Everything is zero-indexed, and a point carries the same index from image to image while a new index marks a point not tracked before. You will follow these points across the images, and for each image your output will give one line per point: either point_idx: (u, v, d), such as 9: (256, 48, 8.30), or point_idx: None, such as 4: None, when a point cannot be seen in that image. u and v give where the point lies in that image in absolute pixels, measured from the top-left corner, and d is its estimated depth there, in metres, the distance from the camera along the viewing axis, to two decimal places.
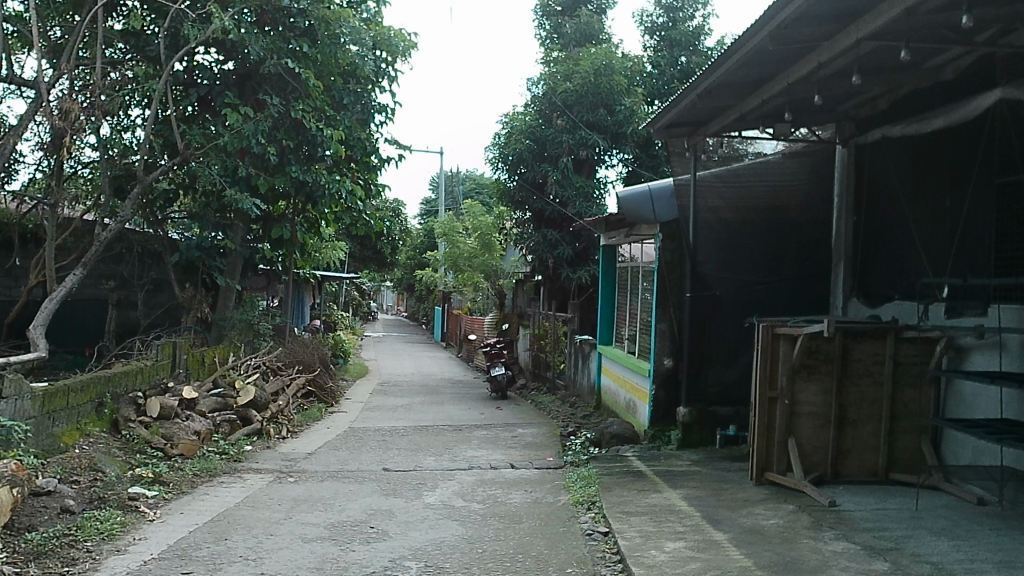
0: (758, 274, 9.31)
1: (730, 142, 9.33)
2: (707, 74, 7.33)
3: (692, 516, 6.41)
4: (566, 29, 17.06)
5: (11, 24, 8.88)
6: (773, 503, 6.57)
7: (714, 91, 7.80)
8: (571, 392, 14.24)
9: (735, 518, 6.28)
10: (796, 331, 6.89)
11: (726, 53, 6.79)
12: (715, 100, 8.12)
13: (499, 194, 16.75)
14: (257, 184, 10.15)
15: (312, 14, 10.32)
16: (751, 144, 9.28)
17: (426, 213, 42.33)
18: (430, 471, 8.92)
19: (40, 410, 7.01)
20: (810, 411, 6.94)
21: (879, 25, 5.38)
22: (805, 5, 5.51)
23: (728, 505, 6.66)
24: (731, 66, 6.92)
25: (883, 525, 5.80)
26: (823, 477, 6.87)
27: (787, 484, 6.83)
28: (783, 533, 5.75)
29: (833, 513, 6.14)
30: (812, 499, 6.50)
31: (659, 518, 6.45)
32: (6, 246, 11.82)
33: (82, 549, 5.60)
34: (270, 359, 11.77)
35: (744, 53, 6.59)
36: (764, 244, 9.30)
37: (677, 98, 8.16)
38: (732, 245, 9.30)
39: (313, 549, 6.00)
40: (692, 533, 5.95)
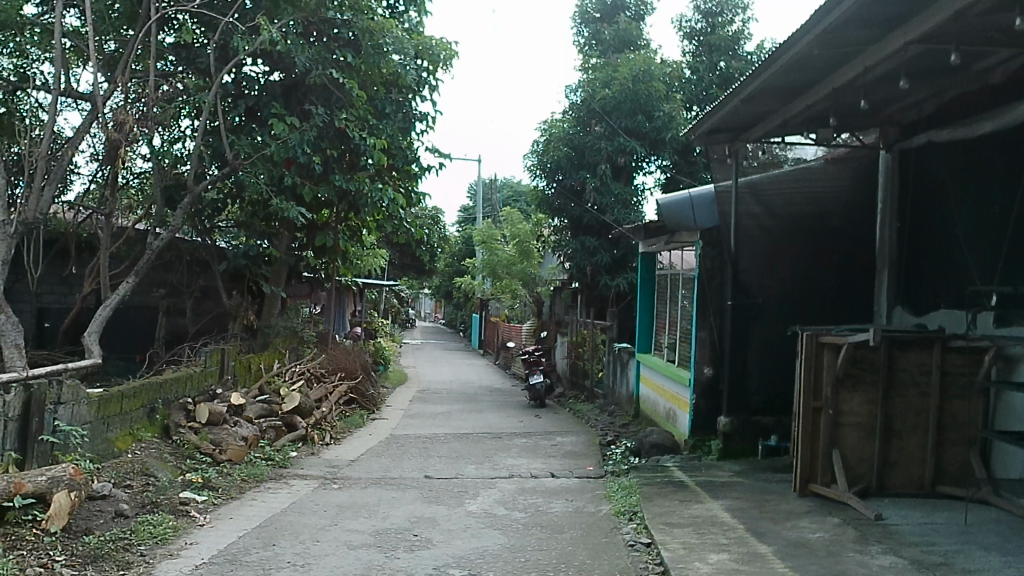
0: (801, 282, 9.15)
1: (770, 147, 9.11)
2: (747, 81, 7.27)
3: (735, 529, 6.31)
4: (605, 36, 16.97)
5: (68, 38, 9.11)
6: (816, 515, 6.43)
7: (756, 97, 7.72)
8: (610, 400, 14.12)
9: (779, 531, 6.16)
10: (840, 340, 6.77)
11: (769, 58, 6.70)
12: (758, 106, 8.04)
13: (537, 202, 16.75)
14: (302, 192, 10.31)
15: (356, 25, 10.48)
16: (790, 151, 9.08)
17: (464, 221, 42.59)
18: (472, 479, 8.90)
19: (96, 415, 7.14)
20: (855, 422, 6.79)
21: (929, 28, 5.26)
22: (852, 9, 5.42)
23: (772, 517, 6.54)
24: (774, 71, 6.83)
25: (931, 539, 5.65)
26: (868, 489, 6.75)
27: (831, 496, 6.71)
28: (829, 547, 5.63)
29: (879, 527, 5.99)
30: (857, 512, 6.36)
31: (703, 529, 6.36)
32: (63, 256, 12.16)
33: (137, 553, 5.68)
34: (314, 366, 11.83)
35: (789, 58, 6.50)
36: (806, 252, 9.14)
37: (719, 105, 8.09)
38: (774, 253, 9.15)
39: (358, 556, 6.03)
40: (736, 546, 5.86)
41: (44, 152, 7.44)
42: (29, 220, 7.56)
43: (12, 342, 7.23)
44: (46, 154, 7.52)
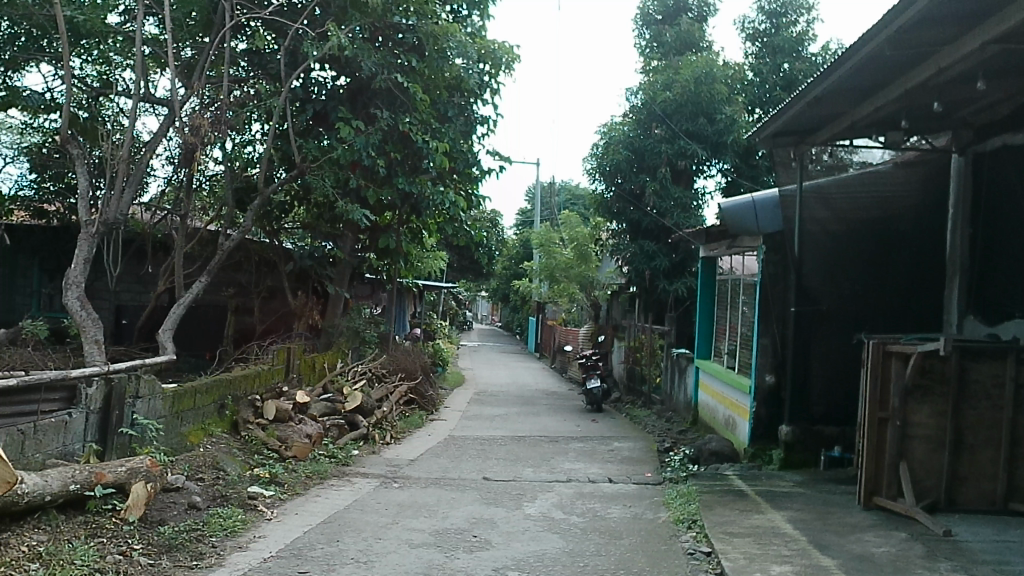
0: (866, 289, 8.87)
1: (834, 150, 8.86)
2: (815, 83, 7.12)
3: (797, 540, 6.16)
4: (667, 38, 16.78)
5: (148, 46, 9.45)
6: (882, 529, 6.23)
7: (824, 99, 7.54)
8: (667, 406, 13.95)
9: (842, 544, 5.99)
10: (908, 349, 6.53)
11: (838, 60, 6.54)
12: (825, 108, 7.85)
13: (596, 205, 16.59)
14: (366, 195, 10.51)
15: (421, 30, 10.59)
16: (856, 153, 8.80)
17: (522, 225, 42.72)
18: (530, 482, 8.90)
19: (171, 409, 7.38)
20: (923, 434, 6.56)
21: (1007, 29, 5.08)
22: (926, 9, 5.26)
23: (835, 530, 6.36)
24: (843, 73, 6.66)
25: (1005, 558, 5.41)
26: (936, 505, 6.49)
27: (898, 510, 6.47)
28: (896, 562, 5.45)
29: (948, 544, 5.77)
30: (925, 528, 6.14)
31: (764, 540, 6.23)
32: (140, 256, 12.58)
33: (209, 544, 5.85)
34: (375, 366, 12.01)
35: (859, 59, 6.33)
36: (872, 258, 8.86)
37: (785, 107, 7.93)
38: (839, 259, 8.88)
39: (419, 555, 6.08)
40: (799, 558, 5.71)
41: (125, 154, 7.72)
42: (110, 221, 7.83)
43: (92, 337, 7.53)
44: (127, 156, 7.79)
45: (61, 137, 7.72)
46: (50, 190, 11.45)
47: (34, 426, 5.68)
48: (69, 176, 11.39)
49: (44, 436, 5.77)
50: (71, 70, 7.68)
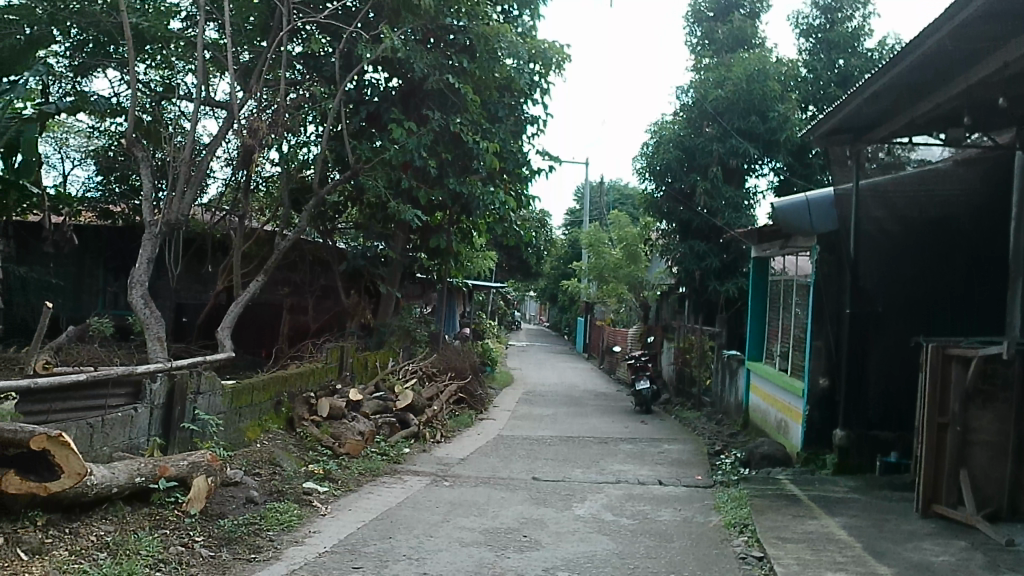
0: (924, 291, 8.63)
1: (891, 148, 8.67)
2: (873, 79, 6.93)
3: (852, 547, 6.01)
4: (718, 35, 16.54)
5: (209, 50, 9.69)
6: (941, 538, 6.04)
7: (882, 96, 7.35)
8: (718, 408, 13.74)
9: (900, 551, 5.83)
10: (969, 352, 6.31)
11: (897, 56, 6.38)
12: (883, 105, 7.65)
13: (646, 205, 16.46)
14: (418, 196, 10.62)
15: (473, 31, 10.66)
16: (913, 151, 8.62)
17: (571, 225, 42.64)
18: (578, 483, 8.86)
19: (230, 405, 7.56)
20: (984, 440, 6.36)
21: None
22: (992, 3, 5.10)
23: (893, 537, 6.19)
24: (903, 69, 6.49)
25: None
26: (998, 513, 6.28)
27: (957, 518, 6.27)
28: (956, 572, 5.28)
29: (1011, 554, 5.57)
30: (986, 537, 5.94)
31: (818, 546, 6.10)
32: (200, 255, 12.91)
33: (266, 538, 5.97)
34: (426, 365, 12.09)
35: (919, 54, 6.16)
36: (929, 259, 8.61)
37: (841, 104, 7.75)
38: (896, 259, 8.65)
39: (470, 553, 6.11)
40: (854, 565, 5.58)
41: (186, 157, 7.92)
42: (172, 222, 8.03)
43: (155, 335, 7.73)
44: (188, 158, 8.00)
45: (127, 140, 7.98)
46: (116, 191, 11.81)
47: (102, 420, 5.86)
48: (133, 178, 11.76)
49: (111, 430, 5.96)
50: (136, 75, 7.92)
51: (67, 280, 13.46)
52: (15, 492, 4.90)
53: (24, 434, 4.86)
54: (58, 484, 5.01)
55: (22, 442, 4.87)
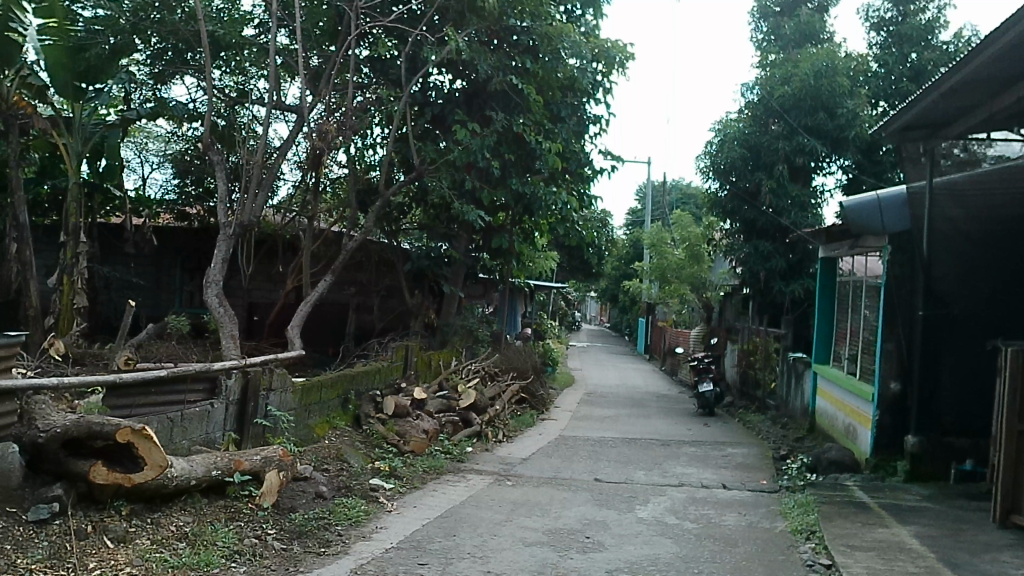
0: (1002, 293, 8.29)
1: (967, 144, 8.60)
2: (949, 74, 6.69)
3: (926, 557, 5.81)
4: (785, 30, 16.16)
5: (281, 56, 9.94)
6: (1022, 551, 5.79)
7: (959, 91, 7.08)
8: (784, 412, 13.44)
9: (977, 563, 5.61)
10: None
11: (976, 49, 6.13)
12: (960, 100, 7.37)
13: (709, 204, 16.20)
14: (481, 196, 10.69)
15: (536, 32, 10.65)
16: (991, 147, 8.58)
17: (632, 224, 42.29)
18: (641, 485, 8.78)
19: (300, 402, 7.74)
20: None
21: None
22: None
23: (969, 548, 5.97)
24: (982, 62, 6.24)
25: None
26: None
27: None
28: None
29: None
30: None
31: (889, 555, 5.92)
32: (271, 255, 13.27)
33: (335, 533, 6.10)
34: (488, 364, 12.14)
35: (1000, 47, 5.91)
36: (1008, 260, 8.28)
37: (914, 99, 7.50)
38: (972, 260, 8.33)
39: (534, 553, 6.12)
40: None
41: (259, 160, 8.14)
42: (245, 224, 8.22)
43: (229, 333, 7.98)
44: (260, 161, 8.22)
45: (204, 144, 8.26)
46: (191, 193, 12.24)
47: (181, 414, 6.10)
48: (208, 180, 12.17)
49: (190, 424, 6.19)
50: (212, 80, 8.17)
51: (147, 279, 13.99)
52: (103, 483, 5.12)
53: (110, 428, 5.09)
54: (141, 476, 5.21)
55: (108, 434, 5.10)
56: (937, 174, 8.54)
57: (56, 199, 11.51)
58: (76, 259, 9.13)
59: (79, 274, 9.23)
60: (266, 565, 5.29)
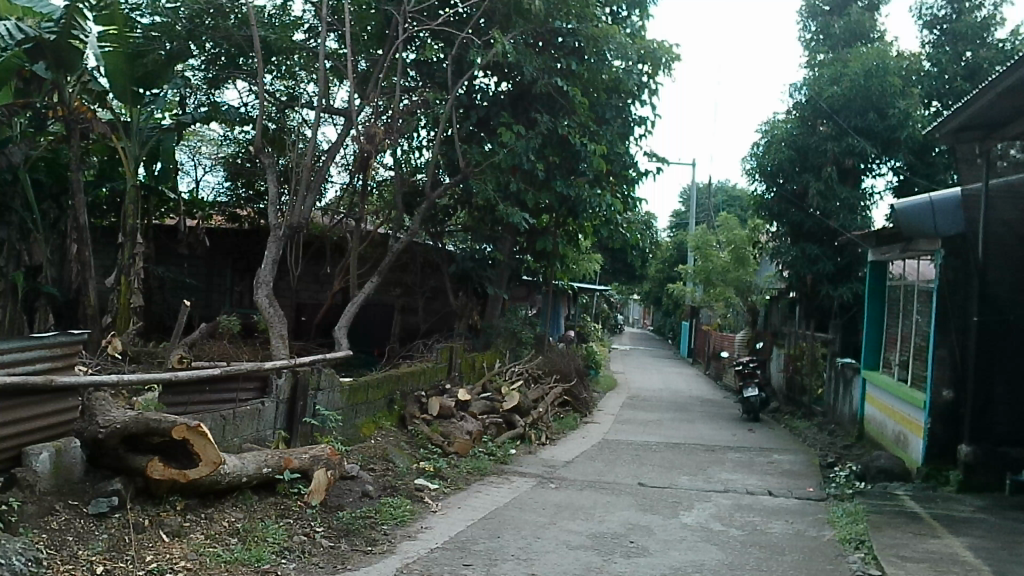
0: None
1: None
2: (1006, 74, 6.52)
3: (981, 571, 5.65)
4: (835, 29, 15.85)
5: (330, 60, 10.11)
6: None
7: (1016, 91, 6.90)
8: (831, 418, 13.16)
9: None
10: None
11: None
12: (1017, 100, 7.17)
13: (755, 207, 15.96)
14: (525, 199, 10.70)
15: (582, 33, 10.60)
16: None
17: (675, 226, 41.91)
18: (685, 491, 8.69)
19: (347, 402, 7.83)
20: None
21: None
22: None
23: None
24: None
25: None
26: None
27: None
28: None
29: None
30: None
31: (942, 566, 5.76)
32: (319, 256, 13.50)
33: (381, 532, 6.15)
34: (532, 367, 12.14)
35: None
36: None
37: (969, 100, 7.32)
38: None
39: (577, 556, 6.11)
40: None
41: (307, 163, 8.25)
42: (295, 226, 8.33)
43: (278, 333, 8.10)
44: (310, 164, 8.34)
45: (256, 147, 8.43)
46: (242, 196, 12.52)
47: (233, 412, 6.22)
48: (258, 183, 12.43)
49: (241, 422, 6.31)
50: (263, 84, 8.31)
51: (199, 280, 14.30)
52: (159, 478, 5.24)
53: (167, 424, 5.21)
54: (196, 472, 5.36)
55: (165, 430, 5.22)
56: (994, 175, 8.30)
57: (113, 201, 11.89)
58: (133, 259, 9.36)
59: (135, 274, 9.47)
60: (315, 562, 5.36)
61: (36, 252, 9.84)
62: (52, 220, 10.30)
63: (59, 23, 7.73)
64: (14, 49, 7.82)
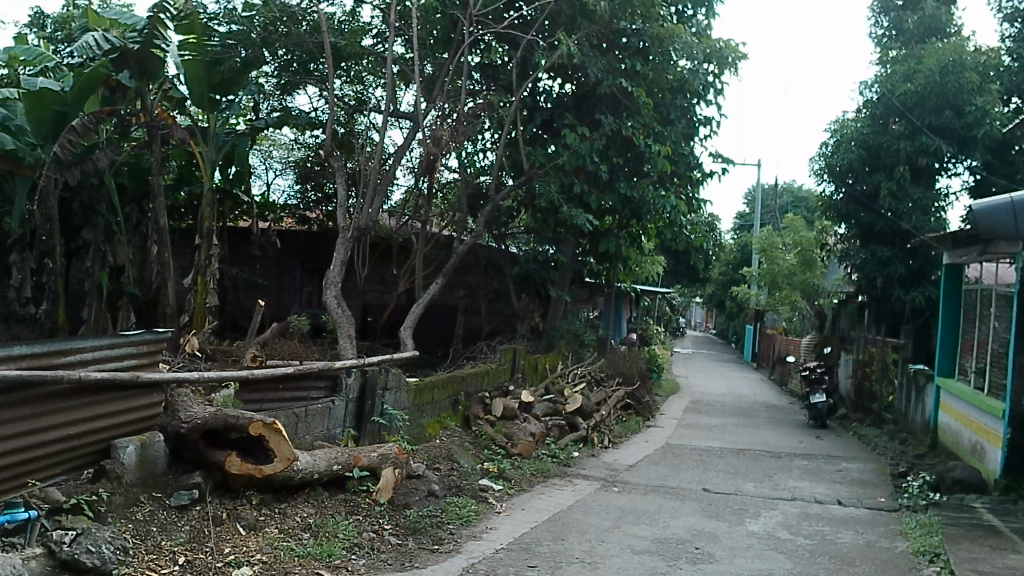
0: None
1: None
2: None
3: None
4: (908, 24, 15.34)
5: (397, 64, 10.28)
6: None
7: None
8: (903, 426, 12.74)
9: None
10: None
11: None
12: None
13: (823, 207, 15.64)
14: (589, 200, 10.68)
15: (647, 33, 10.53)
16: None
17: (740, 229, 41.11)
18: (751, 498, 8.52)
19: (413, 402, 7.93)
20: None
21: None
22: None
23: None
24: None
25: None
26: None
27: None
28: None
29: None
30: None
31: None
32: (385, 258, 13.72)
33: (447, 531, 6.20)
34: (595, 370, 12.08)
35: None
36: None
37: None
38: None
39: (642, 561, 6.05)
40: None
41: (375, 167, 8.39)
42: (364, 227, 8.49)
43: (346, 333, 8.24)
44: (377, 167, 8.47)
45: (326, 151, 8.64)
46: (312, 199, 12.85)
47: (306, 409, 6.38)
48: (328, 186, 12.71)
49: (313, 420, 6.46)
50: (334, 90, 8.48)
51: (271, 279, 14.72)
52: (237, 473, 5.38)
53: (245, 420, 5.36)
54: (272, 467, 5.48)
55: (243, 426, 5.37)
56: None
57: (191, 204, 12.35)
58: (208, 260, 9.67)
59: (211, 274, 9.76)
60: (384, 559, 5.44)
61: (120, 253, 10.24)
62: (134, 222, 10.77)
63: (143, 34, 8.16)
64: (103, 59, 8.30)
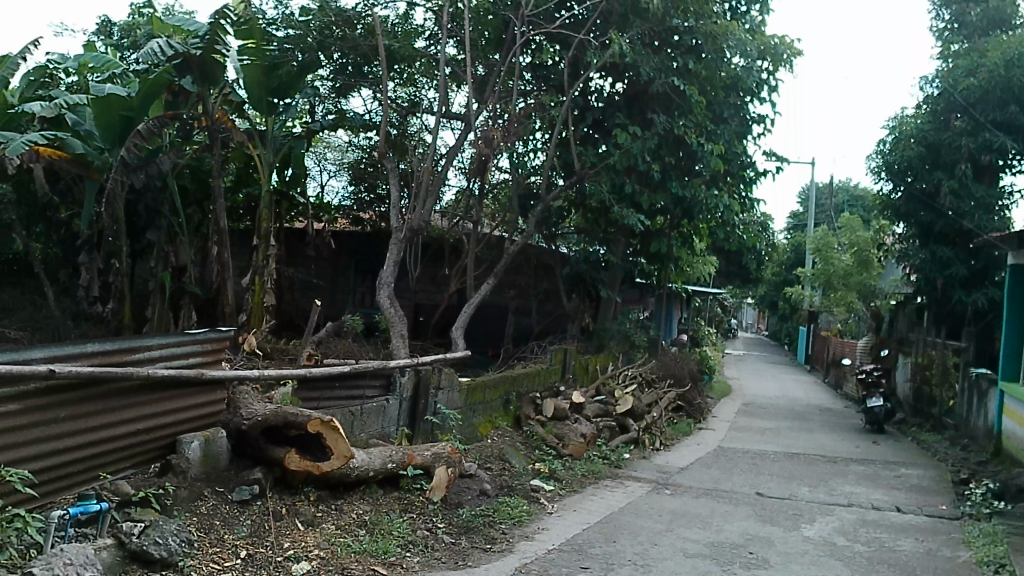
0: None
1: None
2: None
3: None
4: (971, 16, 14.82)
5: (450, 65, 10.35)
6: None
7: None
8: (964, 432, 12.35)
9: None
10: None
11: None
12: None
13: (880, 206, 15.30)
14: (640, 200, 10.61)
15: (700, 31, 10.39)
16: None
17: (793, 228, 40.29)
18: (807, 503, 8.35)
19: (465, 401, 7.99)
20: None
21: None
22: None
23: None
24: None
25: None
26: None
27: None
28: None
29: None
30: None
31: None
32: (436, 258, 13.87)
33: (500, 531, 6.22)
34: (645, 371, 11.99)
35: None
36: None
37: None
38: None
39: (695, 565, 5.97)
40: None
41: (427, 168, 8.46)
42: (418, 227, 8.56)
43: (399, 333, 8.32)
44: (429, 168, 8.55)
45: (379, 153, 8.74)
46: (364, 200, 13.04)
47: (361, 408, 6.48)
48: (380, 187, 12.88)
49: (369, 418, 6.55)
50: (386, 91, 8.56)
51: (325, 280, 14.98)
52: (295, 469, 5.48)
53: (304, 418, 5.44)
54: (329, 464, 5.56)
55: (302, 423, 5.45)
56: None
57: (249, 206, 12.63)
58: (265, 260, 9.86)
59: (269, 274, 9.97)
60: (438, 557, 5.48)
61: (181, 253, 10.54)
62: (195, 223, 11.08)
63: (204, 40, 8.38)
64: (166, 64, 8.52)
